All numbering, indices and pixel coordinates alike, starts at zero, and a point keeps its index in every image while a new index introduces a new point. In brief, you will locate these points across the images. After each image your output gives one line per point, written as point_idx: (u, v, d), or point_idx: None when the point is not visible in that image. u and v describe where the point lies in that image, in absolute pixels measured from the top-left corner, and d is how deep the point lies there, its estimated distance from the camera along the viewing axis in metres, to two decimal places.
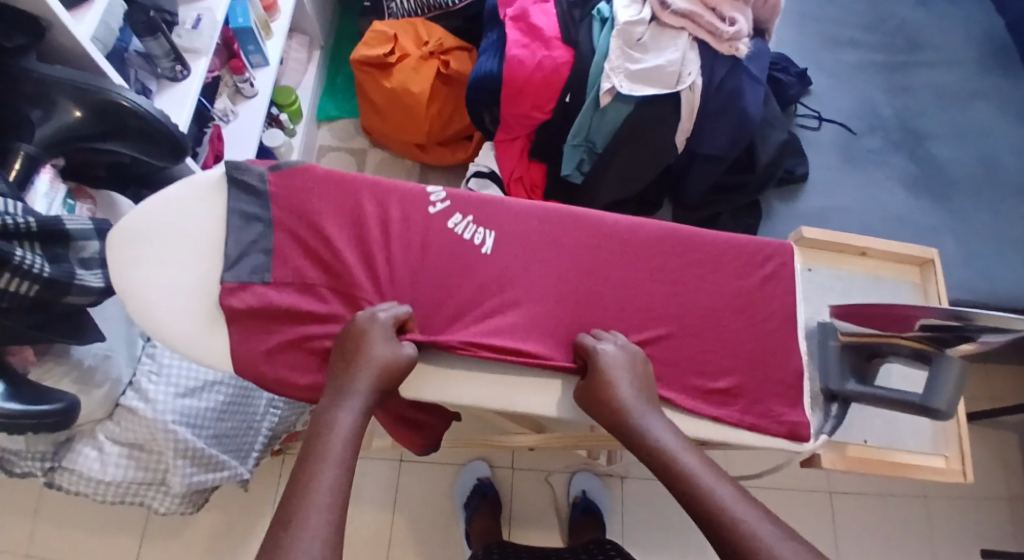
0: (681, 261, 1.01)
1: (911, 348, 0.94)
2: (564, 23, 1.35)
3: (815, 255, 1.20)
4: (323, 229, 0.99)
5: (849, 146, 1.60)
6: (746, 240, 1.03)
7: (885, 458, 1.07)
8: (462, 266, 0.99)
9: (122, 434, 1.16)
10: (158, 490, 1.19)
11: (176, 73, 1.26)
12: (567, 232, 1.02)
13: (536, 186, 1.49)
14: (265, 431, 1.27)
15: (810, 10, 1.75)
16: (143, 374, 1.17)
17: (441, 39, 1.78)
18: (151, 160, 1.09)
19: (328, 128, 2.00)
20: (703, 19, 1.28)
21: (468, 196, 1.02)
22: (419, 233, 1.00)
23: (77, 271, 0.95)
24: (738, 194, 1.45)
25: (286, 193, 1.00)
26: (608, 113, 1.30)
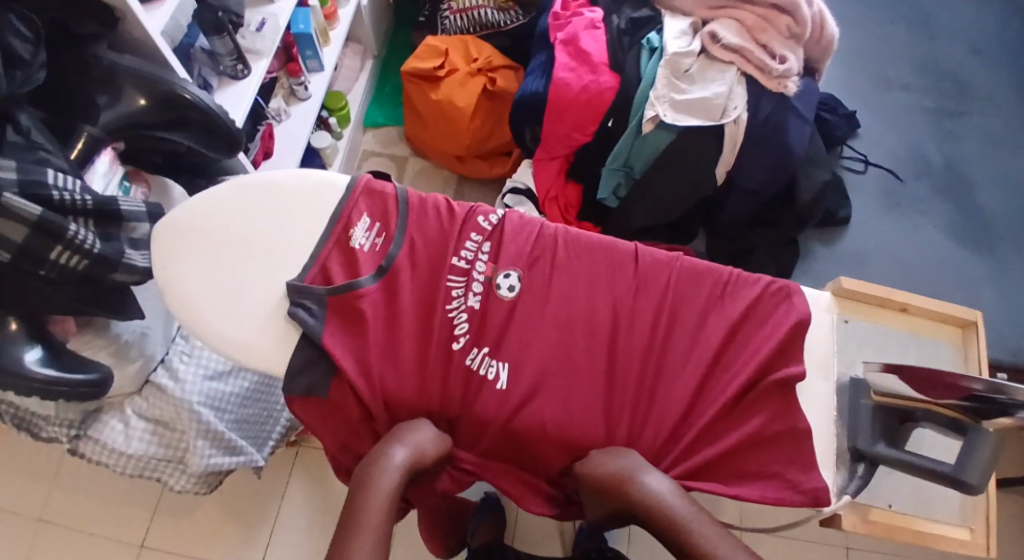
0: (712, 379, 0.93)
1: (947, 418, 0.89)
2: (613, 49, 1.37)
3: (853, 307, 1.17)
4: (357, 342, 0.91)
5: (891, 191, 1.59)
6: (757, 285, 0.97)
7: (910, 525, 1.04)
8: (480, 405, 0.91)
9: (148, 410, 1.17)
10: (175, 467, 1.20)
11: (237, 72, 1.30)
12: (590, 367, 0.92)
13: (571, 206, 1.50)
14: (283, 422, 1.30)
15: (859, 53, 1.75)
16: (176, 354, 1.19)
17: (490, 57, 1.82)
18: (208, 152, 1.14)
19: (373, 133, 2.06)
20: (754, 55, 1.30)
21: (487, 325, 0.94)
22: (439, 370, 0.92)
23: (125, 250, 0.98)
24: (772, 229, 1.45)
25: (344, 342, 0.91)
26: (649, 139, 1.32)
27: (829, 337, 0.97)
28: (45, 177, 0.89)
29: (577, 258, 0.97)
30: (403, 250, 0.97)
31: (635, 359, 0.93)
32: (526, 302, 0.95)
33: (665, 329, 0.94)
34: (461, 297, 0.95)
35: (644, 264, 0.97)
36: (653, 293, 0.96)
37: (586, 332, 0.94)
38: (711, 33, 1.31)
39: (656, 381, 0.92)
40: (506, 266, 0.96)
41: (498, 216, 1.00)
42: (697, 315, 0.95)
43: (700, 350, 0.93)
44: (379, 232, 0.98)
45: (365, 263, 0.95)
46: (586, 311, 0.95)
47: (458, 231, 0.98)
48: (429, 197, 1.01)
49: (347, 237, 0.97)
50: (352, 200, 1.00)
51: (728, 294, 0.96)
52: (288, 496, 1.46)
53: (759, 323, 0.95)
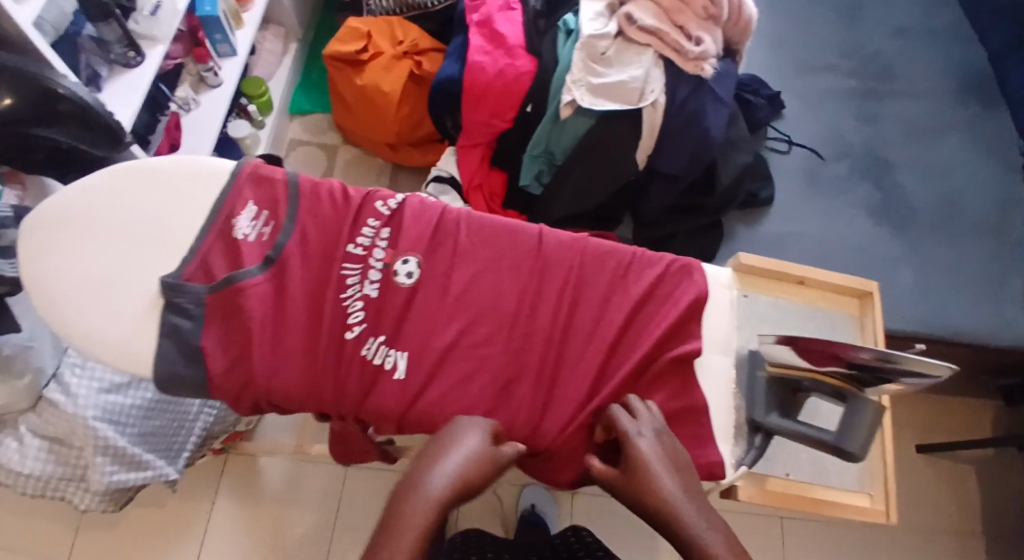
0: (618, 362, 0.88)
1: (831, 388, 0.85)
2: (529, 32, 1.33)
3: (753, 282, 1.00)
4: (241, 337, 0.83)
5: (815, 173, 1.59)
6: (662, 265, 0.93)
7: (805, 494, 0.91)
8: (377, 397, 0.84)
9: (42, 427, 1.15)
10: (78, 485, 1.19)
11: (129, 59, 1.25)
12: (497, 353, 0.86)
13: (495, 194, 1.45)
14: (197, 432, 1.25)
15: (786, 34, 1.75)
16: (68, 366, 1.16)
17: (416, 39, 1.75)
18: (86, 147, 1.08)
19: (300, 121, 1.99)
20: (670, 37, 1.27)
21: (385, 312, 0.86)
22: (333, 361, 0.84)
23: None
24: (693, 214, 1.46)
25: (223, 342, 0.83)
26: (568, 126, 1.29)
27: (731, 315, 0.94)
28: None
29: (481, 242, 0.90)
30: (293, 239, 0.87)
31: (538, 345, 0.87)
32: (427, 288, 0.87)
33: (570, 313, 0.89)
34: (357, 286, 0.86)
35: (550, 245, 0.91)
36: (559, 275, 0.90)
37: (493, 318, 0.87)
38: (626, 15, 1.28)
39: (562, 366, 0.87)
40: (405, 252, 0.87)
41: (397, 200, 0.90)
42: (600, 298, 0.90)
43: (602, 334, 0.88)
44: (266, 221, 0.88)
45: (250, 254, 0.86)
46: (491, 297, 0.88)
47: (352, 216, 0.88)
48: (323, 181, 0.91)
49: (231, 226, 0.88)
50: (237, 187, 0.90)
51: (633, 276, 0.92)
52: (216, 507, 1.45)
53: (657, 304, 0.91)
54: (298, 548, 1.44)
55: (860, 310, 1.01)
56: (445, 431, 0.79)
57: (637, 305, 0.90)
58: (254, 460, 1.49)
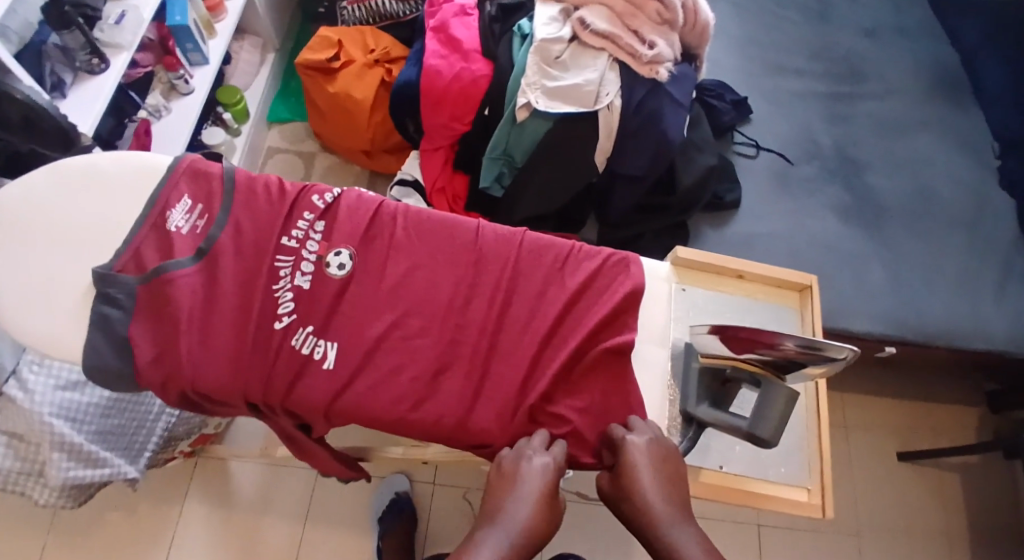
0: (548, 352, 0.89)
1: (749, 374, 0.87)
2: (484, 36, 1.36)
3: (692, 277, 1.01)
4: (170, 328, 0.85)
5: (785, 175, 1.59)
6: (596, 257, 0.94)
7: (737, 486, 0.93)
8: (305, 386, 0.85)
9: (3, 423, 1.17)
10: (37, 480, 1.20)
11: (94, 66, 1.27)
12: (426, 343, 0.88)
13: (458, 197, 1.47)
14: (158, 433, 1.26)
15: (754, 36, 1.76)
16: (27, 364, 1.17)
17: (387, 47, 1.79)
18: (42, 149, 1.11)
19: (278, 130, 2.02)
20: (623, 40, 1.29)
21: (318, 303, 0.88)
22: (263, 351, 0.86)
23: None
24: (659, 214, 1.46)
25: (152, 333, 0.86)
26: (526, 128, 1.30)
27: (665, 305, 0.97)
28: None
29: (415, 237, 0.93)
30: (227, 232, 0.90)
31: (470, 336, 0.89)
32: (359, 280, 0.90)
33: (504, 305, 0.90)
34: (288, 277, 0.89)
35: (485, 239, 0.93)
36: (491, 267, 0.92)
37: (426, 310, 0.89)
38: (579, 19, 1.30)
39: (494, 357, 0.88)
40: (338, 245, 0.91)
41: (334, 194, 0.94)
42: (533, 289, 0.92)
43: (532, 324, 0.90)
44: (200, 214, 0.92)
45: (181, 245, 0.89)
46: (422, 289, 0.90)
47: (286, 211, 0.92)
48: (259, 176, 0.94)
49: (164, 219, 0.91)
50: (173, 181, 0.93)
51: (571, 269, 0.93)
52: (186, 511, 1.46)
53: (590, 294, 0.92)
54: (269, 552, 1.44)
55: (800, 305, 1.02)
56: (507, 463, 0.82)
57: (568, 295, 0.91)
58: (225, 462, 1.49)
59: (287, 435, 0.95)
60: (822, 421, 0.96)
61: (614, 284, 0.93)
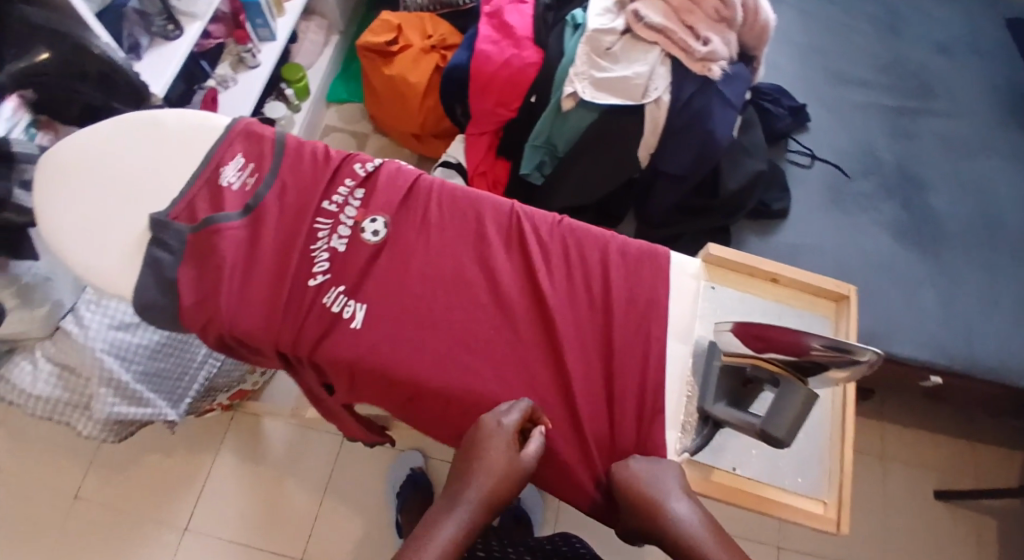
0: (577, 338, 0.88)
1: (768, 373, 0.83)
2: (537, 23, 1.37)
3: (723, 277, 0.97)
4: (210, 276, 0.85)
5: (838, 188, 1.56)
6: (633, 250, 0.92)
7: (750, 491, 0.91)
8: (331, 346, 0.84)
9: (56, 354, 1.21)
10: (83, 413, 1.24)
11: (169, 32, 1.32)
12: (453, 315, 0.87)
13: (499, 182, 1.48)
14: (201, 381, 1.30)
15: (819, 43, 1.73)
16: (84, 303, 1.23)
17: (444, 35, 1.82)
18: (115, 104, 1.14)
19: (337, 109, 2.08)
20: (678, 36, 1.28)
21: (352, 264, 0.87)
22: (296, 306, 0.85)
23: (15, 190, 1.02)
24: (702, 217, 1.44)
25: (195, 280, 0.86)
26: (570, 118, 1.31)
27: (691, 301, 0.91)
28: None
29: (450, 212, 0.92)
30: (273, 192, 0.90)
31: (498, 313, 0.88)
32: (393, 248, 0.89)
33: (534, 288, 0.89)
34: (325, 239, 0.88)
35: (520, 221, 0.92)
36: (526, 247, 0.90)
37: (455, 286, 0.88)
38: (634, 12, 1.29)
39: (519, 340, 0.87)
40: (375, 212, 0.90)
41: (374, 164, 0.93)
42: (566, 274, 0.90)
43: (563, 308, 0.88)
44: (252, 171, 0.90)
45: (231, 201, 0.89)
46: (455, 263, 0.89)
47: (329, 175, 0.91)
48: (307, 142, 0.93)
49: (217, 175, 0.90)
50: (228, 141, 0.92)
51: (609, 260, 0.91)
52: (217, 463, 1.53)
53: (624, 284, 0.91)
54: (291, 513, 1.49)
55: (837, 313, 0.97)
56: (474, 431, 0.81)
57: (600, 284, 0.90)
58: (258, 419, 1.57)
59: (309, 391, 0.96)
60: (848, 434, 0.93)
61: (649, 278, 0.91)
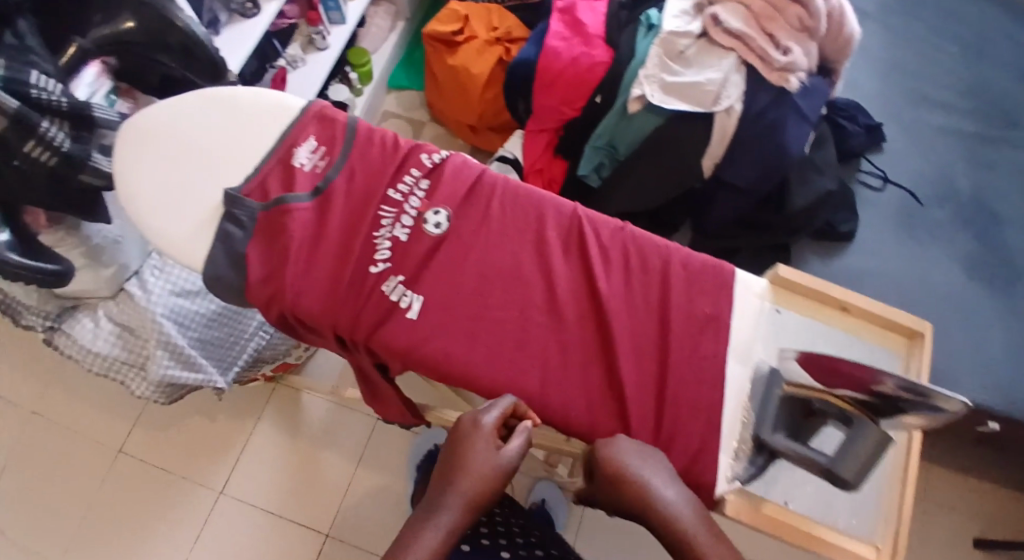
0: (641, 348, 0.83)
1: (839, 410, 0.78)
2: (609, 22, 1.31)
3: (791, 300, 0.93)
4: (276, 255, 0.84)
5: (910, 214, 1.51)
6: (702, 262, 0.88)
7: (801, 527, 0.85)
8: (388, 334, 0.82)
9: (118, 314, 1.23)
10: (138, 373, 1.27)
11: (246, 9, 1.39)
12: (511, 314, 0.84)
13: (554, 182, 1.44)
14: (250, 351, 1.37)
15: (901, 62, 1.67)
16: (149, 268, 1.25)
17: (510, 27, 1.79)
18: (194, 78, 1.14)
19: (396, 96, 2.09)
20: (756, 43, 1.24)
21: (414, 254, 0.85)
22: (356, 292, 0.83)
23: (93, 154, 1.01)
24: (764, 232, 1.39)
25: (264, 256, 0.84)
26: (635, 120, 1.28)
27: (752, 321, 0.86)
28: (27, 77, 0.94)
29: (514, 210, 0.89)
30: (342, 175, 0.89)
31: (559, 316, 0.84)
32: (455, 241, 0.86)
33: (593, 294, 0.85)
34: (389, 227, 0.86)
35: (582, 225, 0.89)
36: (590, 250, 0.87)
37: (512, 285, 0.85)
38: (713, 16, 1.25)
39: (575, 346, 0.83)
40: (439, 204, 0.88)
41: (441, 156, 0.92)
42: (632, 281, 0.86)
43: (627, 316, 0.84)
44: (323, 155, 0.90)
45: (302, 181, 0.88)
46: (516, 261, 0.86)
47: (396, 164, 0.90)
48: (378, 130, 0.92)
49: (290, 155, 0.89)
50: (302, 122, 0.92)
51: (676, 272, 0.87)
52: (256, 430, 1.64)
53: (695, 297, 0.86)
54: (325, 485, 1.59)
55: (908, 350, 0.92)
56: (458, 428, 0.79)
57: (667, 295, 0.86)
58: (298, 395, 1.67)
59: (362, 375, 0.95)
60: (909, 479, 0.88)
61: (719, 292, 0.87)
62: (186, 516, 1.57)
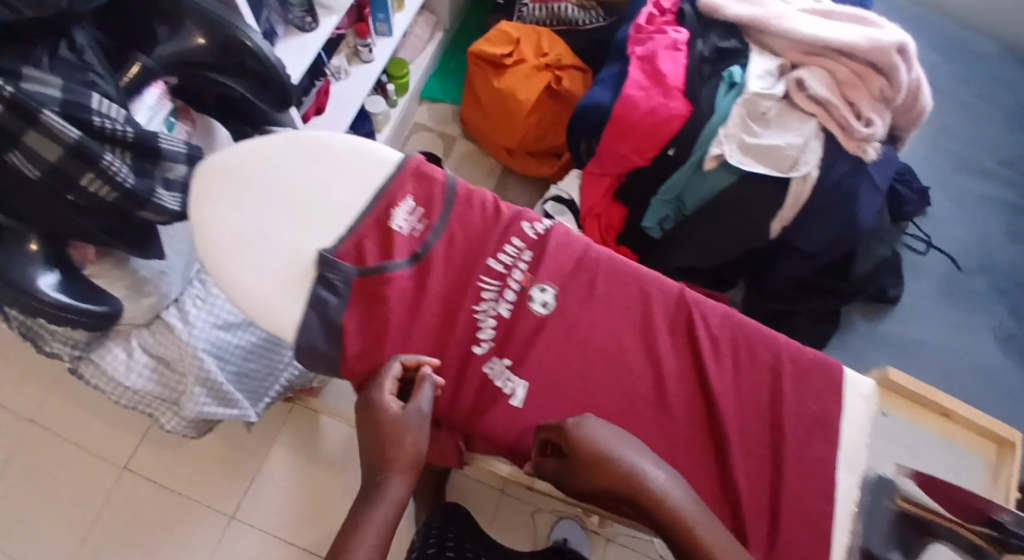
0: (749, 447, 0.83)
1: (968, 541, 0.81)
2: (690, 74, 1.27)
3: (894, 401, 0.97)
4: (376, 328, 0.82)
5: (950, 281, 1.53)
6: (806, 356, 0.87)
7: None
8: (490, 420, 0.81)
9: (154, 346, 1.17)
10: (170, 408, 1.22)
11: (305, 23, 1.29)
12: (616, 403, 0.83)
13: (611, 228, 1.41)
14: (282, 382, 1.34)
15: (949, 125, 1.65)
16: (190, 298, 1.18)
17: (560, 55, 1.74)
18: (259, 102, 1.08)
19: (428, 107, 2.01)
20: (839, 112, 1.20)
21: (517, 334, 0.84)
22: (458, 374, 0.83)
23: (157, 189, 0.92)
24: (821, 297, 1.37)
25: (363, 326, 0.82)
26: (709, 178, 1.24)
27: (861, 428, 0.86)
28: (88, 101, 0.86)
29: (618, 290, 0.87)
30: (441, 241, 0.86)
31: (664, 408, 0.84)
32: (559, 322, 0.85)
33: (703, 389, 0.84)
34: (491, 303, 0.85)
35: (690, 312, 0.87)
36: (696, 339, 0.86)
37: (616, 371, 0.84)
38: (798, 80, 1.22)
39: (685, 443, 0.83)
40: (543, 280, 0.86)
41: (544, 225, 0.90)
42: (738, 374, 0.85)
43: (734, 412, 0.84)
44: (421, 218, 0.87)
45: (401, 247, 0.85)
46: (620, 346, 0.85)
47: (498, 233, 0.88)
48: (477, 191, 0.90)
49: (388, 216, 0.86)
50: (400, 178, 0.89)
51: (783, 367, 0.86)
52: (271, 453, 1.56)
53: (801, 394, 0.86)
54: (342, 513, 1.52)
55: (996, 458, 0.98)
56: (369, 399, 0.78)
57: (774, 393, 0.85)
58: (316, 415, 1.60)
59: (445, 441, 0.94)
60: None
61: (821, 390, 0.86)
62: (193, 539, 1.49)
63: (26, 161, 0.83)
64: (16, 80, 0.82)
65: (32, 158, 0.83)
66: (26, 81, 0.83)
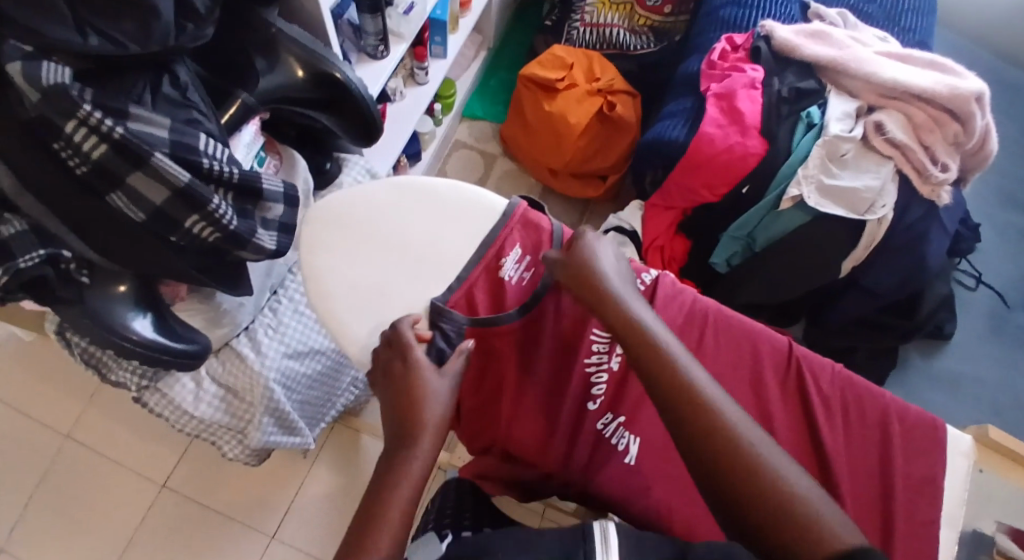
0: (863, 511, 0.81)
1: None
2: (767, 113, 1.26)
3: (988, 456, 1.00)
4: (490, 380, 0.83)
5: (999, 319, 1.52)
6: (914, 413, 0.86)
7: None
8: (603, 478, 0.81)
9: (223, 375, 1.13)
10: (235, 437, 1.17)
11: (377, 51, 1.26)
12: None
13: (674, 260, 1.41)
14: (339, 406, 1.32)
15: (997, 162, 1.66)
16: (261, 326, 1.15)
17: (612, 80, 1.75)
18: (344, 137, 1.09)
19: (469, 125, 1.99)
20: (915, 155, 1.21)
21: (628, 390, 0.84)
22: (572, 430, 0.82)
23: (257, 230, 0.91)
24: (884, 335, 1.36)
25: (478, 376, 0.83)
26: (782, 217, 1.23)
27: (962, 488, 0.83)
28: (196, 142, 0.84)
29: (725, 344, 0.87)
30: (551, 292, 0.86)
31: None
32: None
33: (814, 448, 0.83)
34: (602, 357, 0.85)
35: (799, 369, 0.87)
36: (805, 395, 0.86)
37: None
38: (877, 123, 1.21)
39: None
40: None
41: (651, 276, 0.91)
42: (847, 431, 0.85)
43: (847, 472, 0.83)
44: (528, 266, 0.87)
45: (511, 298, 0.85)
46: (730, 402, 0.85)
47: None
48: None
49: (498, 265, 0.86)
50: (507, 225, 0.88)
51: (892, 425, 0.85)
52: (310, 475, 1.45)
53: (912, 454, 0.84)
54: None
55: None
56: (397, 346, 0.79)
57: (886, 452, 0.84)
58: (358, 436, 1.49)
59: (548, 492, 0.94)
60: None
61: (930, 449, 0.84)
62: None
63: (131, 203, 0.81)
64: (122, 120, 0.79)
65: (136, 199, 0.81)
66: (133, 121, 0.80)
